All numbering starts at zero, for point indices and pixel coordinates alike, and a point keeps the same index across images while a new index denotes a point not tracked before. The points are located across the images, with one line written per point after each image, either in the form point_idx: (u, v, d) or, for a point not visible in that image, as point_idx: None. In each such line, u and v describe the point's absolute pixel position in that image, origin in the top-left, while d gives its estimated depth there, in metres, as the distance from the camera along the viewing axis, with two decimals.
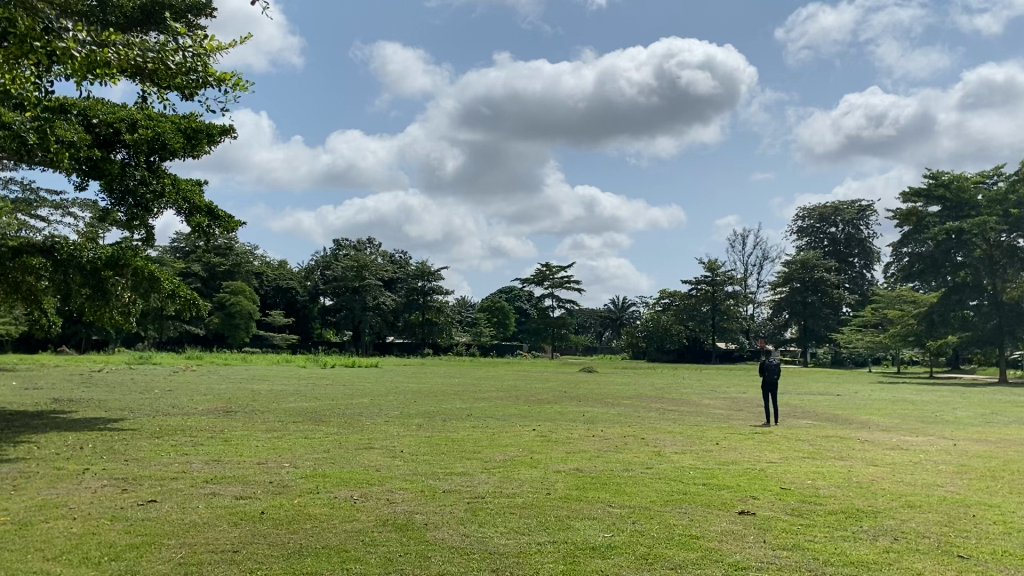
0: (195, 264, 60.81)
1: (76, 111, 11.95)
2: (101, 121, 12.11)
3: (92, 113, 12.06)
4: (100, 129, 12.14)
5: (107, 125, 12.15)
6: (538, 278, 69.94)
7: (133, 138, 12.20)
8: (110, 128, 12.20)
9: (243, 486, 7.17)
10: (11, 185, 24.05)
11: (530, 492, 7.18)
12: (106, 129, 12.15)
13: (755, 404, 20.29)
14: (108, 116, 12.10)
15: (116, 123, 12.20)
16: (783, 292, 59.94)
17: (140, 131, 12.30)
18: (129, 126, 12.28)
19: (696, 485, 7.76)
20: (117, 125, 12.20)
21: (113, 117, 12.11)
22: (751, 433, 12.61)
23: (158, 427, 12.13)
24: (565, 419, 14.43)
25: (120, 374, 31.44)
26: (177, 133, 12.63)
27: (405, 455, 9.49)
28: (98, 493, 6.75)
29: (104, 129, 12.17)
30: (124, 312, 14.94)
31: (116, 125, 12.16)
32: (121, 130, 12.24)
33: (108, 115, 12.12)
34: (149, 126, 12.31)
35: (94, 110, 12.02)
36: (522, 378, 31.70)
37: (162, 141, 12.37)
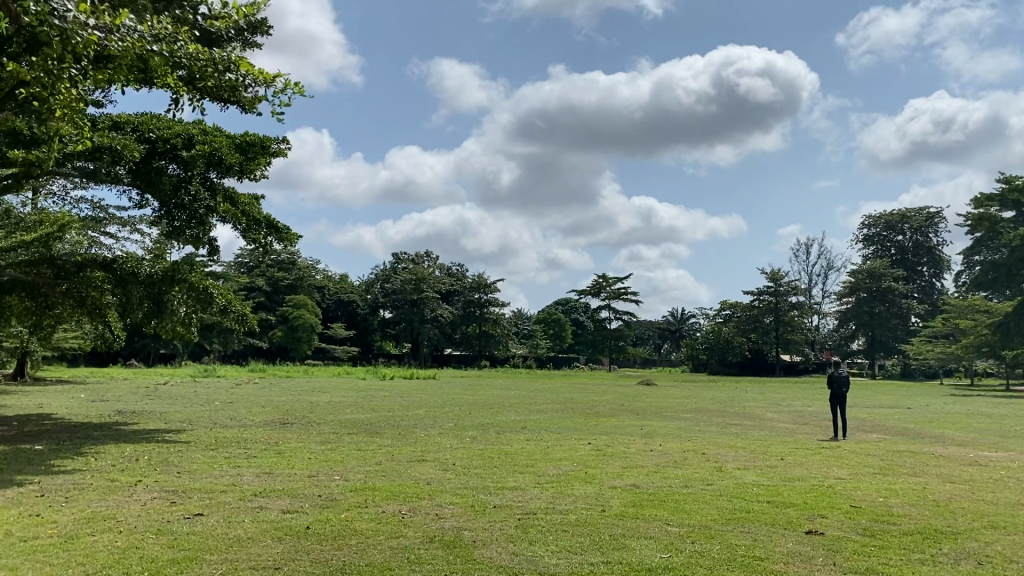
0: (259, 278, 62.04)
1: (130, 126, 12.18)
2: (158, 136, 12.22)
3: (149, 129, 12.23)
4: (156, 144, 12.23)
5: (162, 140, 12.21)
6: (595, 290, 69.40)
7: (190, 155, 12.26)
8: (166, 143, 12.27)
9: (291, 500, 7.05)
10: (82, 203, 24.76)
11: (584, 510, 6.89)
12: (161, 143, 12.21)
13: (821, 418, 19.60)
14: (164, 132, 12.20)
15: (172, 139, 12.27)
16: (849, 303, 58.38)
17: (196, 146, 12.37)
18: (184, 141, 12.35)
19: (759, 502, 7.37)
20: (174, 141, 12.27)
21: (169, 133, 12.20)
22: (818, 448, 12.11)
23: (214, 439, 12.19)
24: (623, 433, 14.09)
25: (187, 386, 32.10)
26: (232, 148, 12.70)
27: (457, 469, 9.30)
28: (146, 506, 6.69)
29: (160, 144, 12.25)
30: (181, 327, 15.18)
31: (172, 139, 12.21)
32: (177, 146, 12.33)
33: (164, 129, 12.23)
34: (205, 141, 12.40)
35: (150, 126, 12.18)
36: (580, 391, 31.39)
37: (218, 156, 12.47)
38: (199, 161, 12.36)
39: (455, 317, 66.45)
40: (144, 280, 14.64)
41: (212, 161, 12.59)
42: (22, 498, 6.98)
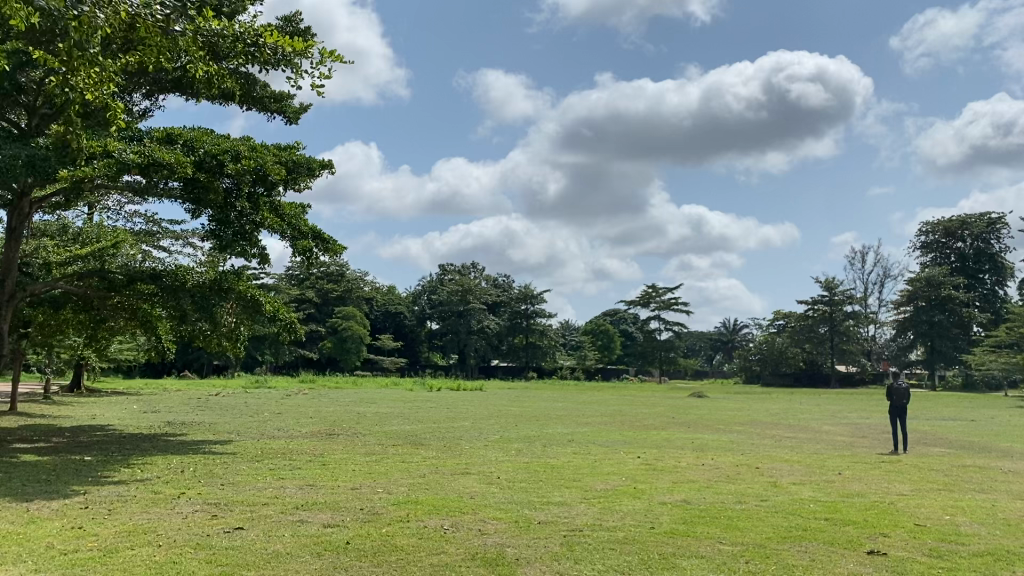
0: (309, 290, 62.80)
1: (182, 141, 12.32)
2: (206, 152, 12.27)
3: (198, 145, 12.31)
4: (204, 161, 12.27)
5: (210, 157, 12.24)
6: (643, 300, 68.74)
7: (236, 171, 12.28)
8: (213, 159, 12.28)
9: (334, 513, 6.94)
10: (136, 218, 25.26)
11: (632, 527, 6.64)
12: (210, 160, 12.24)
13: (881, 431, 18.94)
14: (213, 148, 12.24)
15: (219, 155, 12.29)
16: (906, 311, 56.91)
17: (243, 162, 12.38)
18: (232, 157, 12.37)
19: (816, 520, 7.03)
20: (221, 158, 12.28)
21: (217, 150, 12.22)
22: (878, 463, 11.65)
23: (260, 450, 12.21)
24: (673, 446, 13.77)
25: (238, 398, 32.49)
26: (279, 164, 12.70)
27: (502, 482, 9.10)
28: (188, 519, 6.63)
29: (208, 161, 12.28)
30: (229, 335, 15.26)
31: (219, 156, 12.22)
32: (224, 162, 12.35)
33: (213, 146, 12.28)
34: (252, 157, 12.40)
35: (200, 143, 12.25)
36: (628, 402, 31.04)
37: (265, 172, 12.49)
38: (247, 177, 12.36)
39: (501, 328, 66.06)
40: (192, 290, 14.60)
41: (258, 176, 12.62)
42: (66, 510, 6.98)
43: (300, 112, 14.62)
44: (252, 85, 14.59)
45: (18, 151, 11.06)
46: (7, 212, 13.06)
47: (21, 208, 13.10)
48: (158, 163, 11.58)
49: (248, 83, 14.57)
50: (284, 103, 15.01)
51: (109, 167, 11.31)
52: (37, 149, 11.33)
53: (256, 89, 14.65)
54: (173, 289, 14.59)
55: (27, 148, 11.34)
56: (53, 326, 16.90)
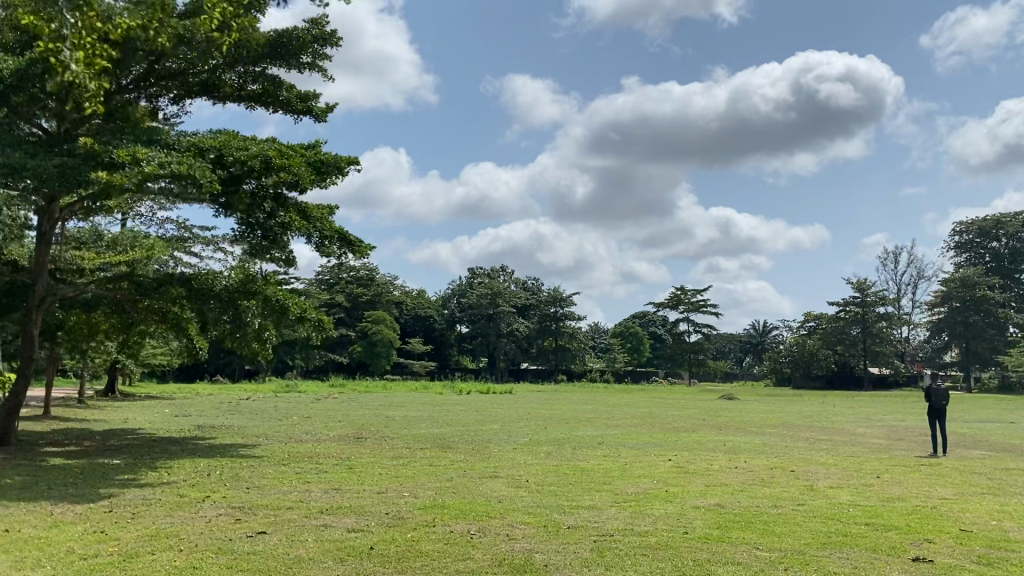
0: (338, 295, 63.08)
1: (211, 151, 12.02)
2: (234, 159, 12.05)
3: (227, 151, 12.04)
4: (234, 168, 12.09)
5: (240, 163, 12.07)
6: (672, 303, 68.21)
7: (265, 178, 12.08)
8: (243, 165, 12.10)
9: (359, 517, 6.81)
10: (168, 224, 25.44)
11: (664, 531, 6.43)
12: (239, 166, 12.06)
13: (918, 433, 18.50)
14: (242, 155, 12.01)
15: (249, 161, 12.07)
16: (941, 312, 55.91)
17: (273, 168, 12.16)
18: (262, 164, 12.11)
19: (857, 525, 6.77)
20: (252, 164, 12.07)
21: (247, 156, 11.98)
22: (918, 465, 11.33)
23: (287, 454, 12.15)
24: (705, 449, 13.51)
25: (269, 402, 32.62)
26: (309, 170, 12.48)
27: (530, 486, 8.92)
28: (211, 523, 6.53)
29: (237, 168, 12.11)
30: (257, 338, 15.14)
31: (249, 163, 12.02)
32: (254, 169, 12.13)
33: (243, 153, 12.03)
34: (283, 164, 12.16)
35: (229, 150, 12.00)
36: (659, 405, 30.71)
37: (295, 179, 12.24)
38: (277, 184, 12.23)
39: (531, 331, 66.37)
40: (219, 292, 14.66)
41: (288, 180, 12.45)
42: (91, 514, 6.91)
43: (326, 112, 14.55)
44: (276, 86, 14.53)
45: (46, 160, 10.91)
46: (36, 216, 13.13)
47: (51, 213, 13.12)
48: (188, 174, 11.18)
49: (273, 84, 14.48)
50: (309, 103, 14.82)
51: (139, 177, 11.01)
52: (66, 158, 11.16)
53: (281, 89, 14.57)
54: (201, 293, 14.60)
55: (56, 157, 11.18)
56: (84, 331, 16.95)
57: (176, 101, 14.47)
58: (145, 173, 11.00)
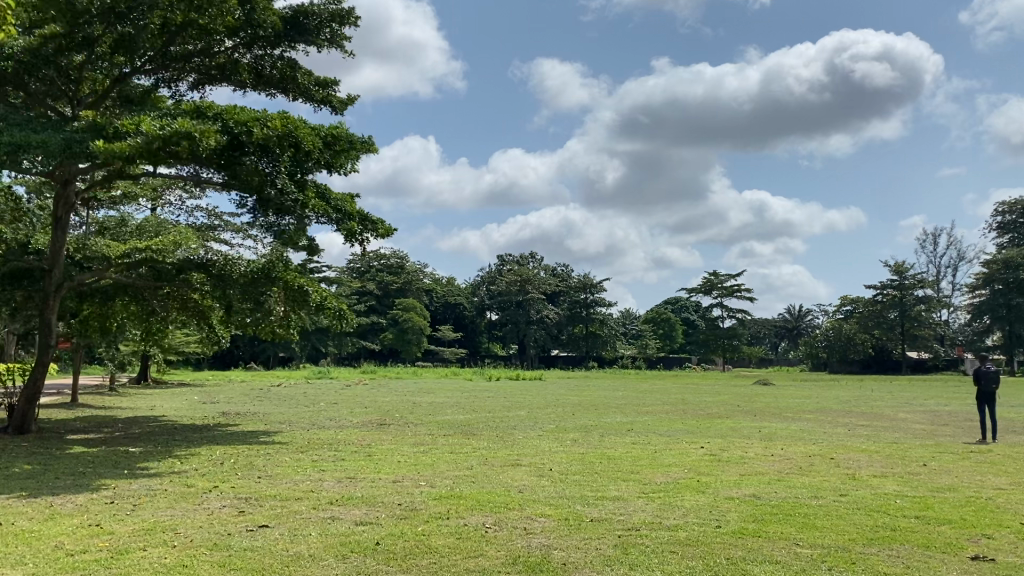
0: (369, 283, 63.02)
1: (213, 112, 11.90)
2: (236, 124, 11.76)
3: (229, 115, 11.86)
4: (235, 130, 11.77)
5: (239, 126, 11.78)
6: (705, 288, 67.20)
7: (263, 134, 11.74)
8: (244, 128, 11.78)
9: (369, 509, 6.43)
10: (197, 212, 25.31)
11: (695, 525, 5.96)
12: (237, 127, 11.74)
13: (963, 419, 17.73)
14: (242, 117, 11.73)
15: (249, 123, 11.79)
16: (983, 295, 54.37)
17: (274, 126, 11.88)
18: (259, 124, 11.82)
19: (905, 518, 6.23)
20: (246, 126, 11.75)
21: (246, 116, 11.74)
22: (966, 452, 10.74)
23: (307, 440, 11.86)
24: (740, 435, 12.96)
25: (298, 389, 32.41)
26: (314, 135, 12.25)
27: (554, 475, 8.47)
28: (213, 515, 6.17)
29: (238, 131, 11.79)
30: (280, 323, 14.94)
31: (248, 124, 11.71)
32: (252, 131, 11.79)
33: (241, 115, 11.80)
34: (282, 122, 11.88)
35: (228, 111, 11.76)
36: (693, 391, 29.96)
37: (297, 139, 12.01)
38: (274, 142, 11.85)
39: (561, 317, 65.85)
40: (239, 280, 14.23)
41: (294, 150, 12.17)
42: (91, 505, 6.61)
43: (346, 103, 14.13)
44: (295, 70, 13.75)
45: (52, 134, 10.93)
46: (53, 202, 12.94)
47: (67, 198, 12.90)
48: (180, 135, 10.97)
49: (292, 68, 13.71)
50: (329, 91, 14.09)
51: (141, 146, 10.95)
52: (72, 132, 11.21)
53: (300, 74, 13.79)
54: (220, 278, 14.26)
55: (62, 131, 11.23)
56: (106, 318, 16.70)
57: (196, 87, 13.86)
58: (144, 140, 10.94)
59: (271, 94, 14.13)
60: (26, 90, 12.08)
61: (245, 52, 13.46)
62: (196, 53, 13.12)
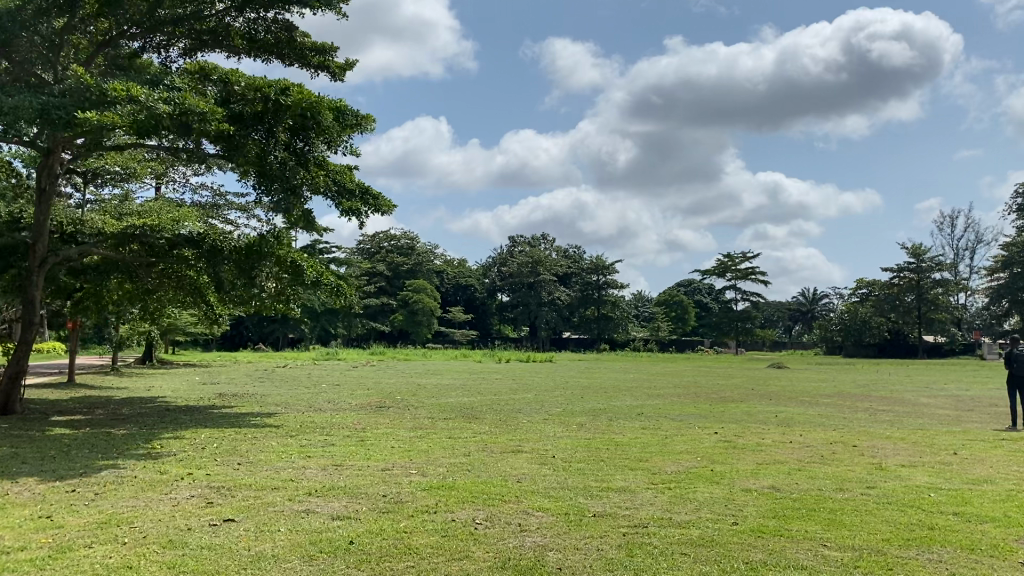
0: (380, 264, 62.60)
1: (219, 77, 11.35)
2: (247, 87, 11.20)
3: (233, 81, 11.36)
4: (247, 95, 11.24)
5: (251, 90, 11.27)
6: (719, 270, 66.35)
7: (279, 102, 11.18)
8: (258, 92, 11.22)
9: (349, 501, 5.86)
10: (202, 191, 24.80)
11: (709, 522, 5.37)
12: (254, 93, 11.22)
13: (987, 404, 16.97)
14: (254, 82, 11.23)
15: (262, 88, 11.24)
16: (1001, 278, 53.27)
17: (291, 95, 11.25)
18: (276, 94, 11.22)
19: (942, 515, 5.62)
20: (267, 91, 11.21)
21: (260, 80, 11.18)
22: (998, 440, 10.10)
23: (300, 424, 11.30)
24: (754, 421, 12.36)
25: (304, 370, 32.03)
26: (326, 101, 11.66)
27: (556, 463, 7.88)
28: (178, 507, 5.62)
29: (251, 99, 11.32)
30: (275, 299, 14.37)
31: (265, 89, 11.15)
32: (270, 98, 11.25)
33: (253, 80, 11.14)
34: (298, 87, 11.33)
35: (237, 76, 11.16)
36: (706, 374, 29.34)
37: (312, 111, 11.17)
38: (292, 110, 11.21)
39: (573, 299, 65.14)
40: (228, 255, 13.65)
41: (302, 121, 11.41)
42: (48, 494, 6.07)
43: (345, 67, 13.48)
44: (289, 35, 13.07)
45: (31, 100, 10.27)
46: (37, 171, 12.39)
47: (51, 166, 12.37)
48: (188, 112, 10.33)
49: (287, 31, 13.06)
50: (326, 57, 13.39)
51: (132, 118, 10.09)
52: (54, 98, 10.49)
53: (295, 37, 13.14)
54: (213, 254, 13.57)
55: (44, 97, 10.51)
56: (102, 295, 16.20)
57: (186, 54, 13.17)
58: (149, 116, 10.11)
59: (267, 60, 13.45)
60: (9, 54, 11.45)
61: (236, 16, 12.78)
62: (186, 18, 12.38)
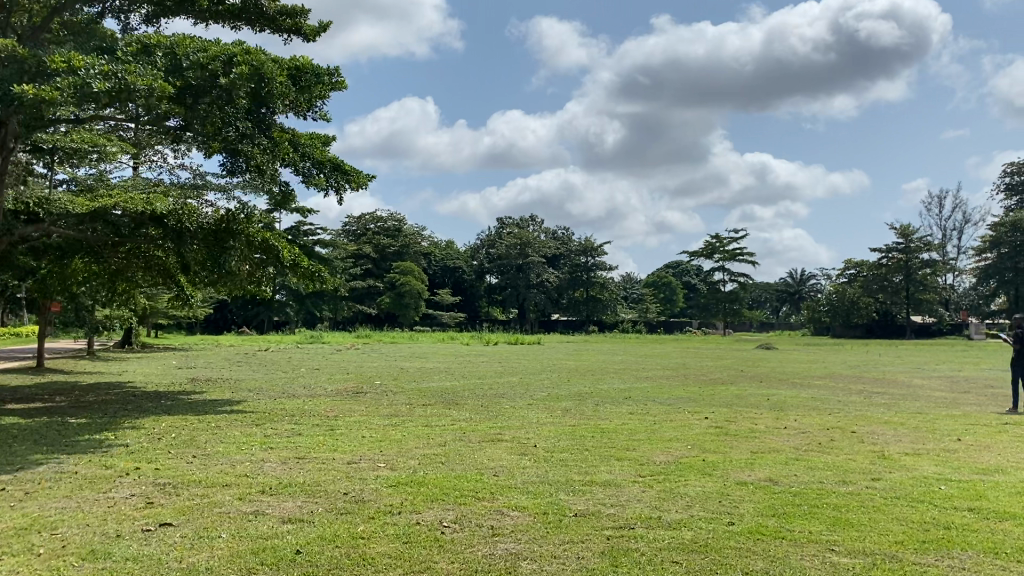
0: (366, 246, 61.81)
1: (162, 52, 10.12)
2: (191, 63, 10.16)
3: (180, 49, 10.23)
4: (192, 70, 10.18)
5: (198, 68, 10.17)
6: (707, 251, 65.95)
7: (229, 79, 10.19)
8: (203, 69, 10.20)
9: (306, 500, 5.30)
10: (179, 170, 24.02)
11: (702, 522, 4.85)
12: (198, 71, 10.16)
13: (984, 385, 16.57)
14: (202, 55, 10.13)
15: (208, 62, 10.22)
16: (989, 258, 52.93)
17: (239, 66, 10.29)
18: (225, 64, 10.28)
19: (955, 512, 5.12)
20: (212, 67, 10.19)
21: (205, 54, 10.12)
22: (1001, 424, 9.64)
23: (269, 411, 10.71)
24: (746, 404, 11.91)
25: (287, 353, 31.42)
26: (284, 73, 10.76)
27: (537, 453, 7.34)
28: (113, 509, 5.05)
29: (197, 75, 10.22)
30: (248, 281, 13.60)
31: (208, 66, 10.13)
32: (215, 72, 10.29)
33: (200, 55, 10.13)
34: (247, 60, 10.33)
35: (183, 50, 10.13)
36: (694, 355, 28.99)
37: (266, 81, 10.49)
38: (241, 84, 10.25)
39: (561, 281, 64.56)
40: (195, 233, 12.75)
41: (256, 88, 10.64)
42: None
43: (318, 31, 12.79)
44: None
45: None
46: None
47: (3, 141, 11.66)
48: (130, 87, 9.31)
49: None
50: (298, 21, 12.64)
51: (72, 88, 9.12)
52: None
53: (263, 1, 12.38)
54: (178, 233, 12.69)
55: None
56: (71, 275, 15.58)
57: (149, 20, 12.52)
58: (84, 87, 9.15)
59: (237, 26, 12.75)
60: None
61: None
62: None
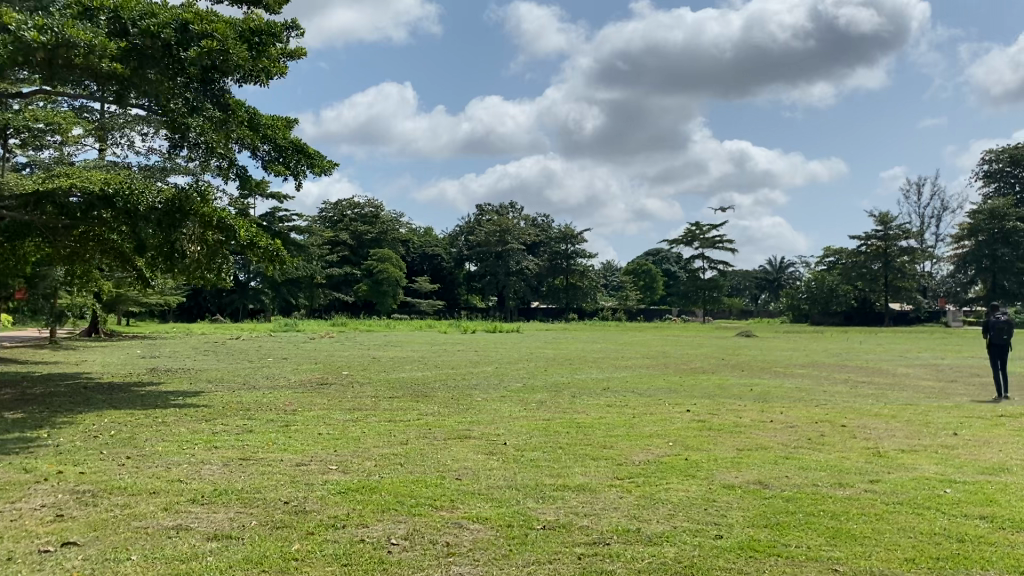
0: (343, 233, 60.88)
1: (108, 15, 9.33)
2: (141, 31, 9.36)
3: (130, 17, 9.41)
4: (141, 40, 9.38)
5: (147, 35, 9.37)
6: (686, 239, 65.65)
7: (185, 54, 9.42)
8: (155, 41, 9.42)
9: (236, 512, 4.68)
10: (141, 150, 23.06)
11: (686, 536, 4.28)
12: (148, 42, 9.37)
13: (968, 372, 16.21)
14: (151, 27, 9.33)
15: (159, 31, 9.40)
16: (966, 245, 52.72)
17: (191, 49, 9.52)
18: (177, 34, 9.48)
19: (967, 521, 4.60)
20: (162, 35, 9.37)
21: (154, 23, 9.31)
22: (996, 416, 9.18)
23: (224, 405, 10.03)
24: (728, 395, 11.40)
25: (256, 341, 30.67)
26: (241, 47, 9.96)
27: (506, 452, 6.73)
28: (12, 524, 4.40)
29: (146, 44, 9.41)
30: (206, 265, 12.84)
31: (160, 33, 9.37)
32: (168, 41, 9.48)
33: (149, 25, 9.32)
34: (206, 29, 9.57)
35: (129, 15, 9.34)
36: (672, 343, 28.54)
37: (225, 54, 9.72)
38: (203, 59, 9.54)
39: (541, 269, 64.13)
40: (148, 215, 11.72)
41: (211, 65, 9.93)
42: None
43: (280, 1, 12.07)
44: None
45: None
46: None
47: None
48: (68, 43, 8.61)
49: None
50: None
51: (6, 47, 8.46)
52: None
53: None
54: (128, 215, 11.76)
55: None
56: (21, 257, 14.68)
57: None
58: (16, 43, 8.46)
59: None
60: None
61: None
62: None
